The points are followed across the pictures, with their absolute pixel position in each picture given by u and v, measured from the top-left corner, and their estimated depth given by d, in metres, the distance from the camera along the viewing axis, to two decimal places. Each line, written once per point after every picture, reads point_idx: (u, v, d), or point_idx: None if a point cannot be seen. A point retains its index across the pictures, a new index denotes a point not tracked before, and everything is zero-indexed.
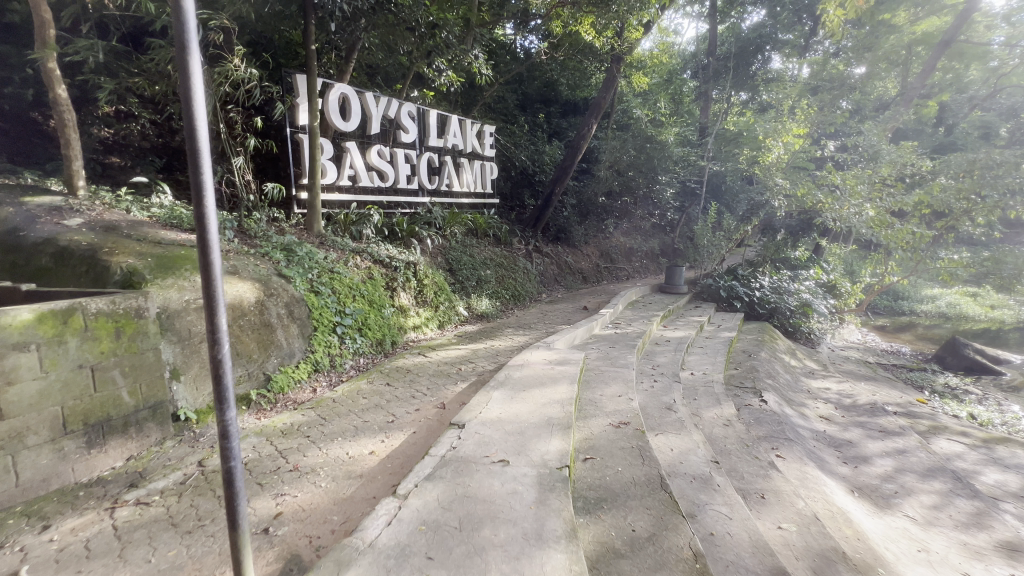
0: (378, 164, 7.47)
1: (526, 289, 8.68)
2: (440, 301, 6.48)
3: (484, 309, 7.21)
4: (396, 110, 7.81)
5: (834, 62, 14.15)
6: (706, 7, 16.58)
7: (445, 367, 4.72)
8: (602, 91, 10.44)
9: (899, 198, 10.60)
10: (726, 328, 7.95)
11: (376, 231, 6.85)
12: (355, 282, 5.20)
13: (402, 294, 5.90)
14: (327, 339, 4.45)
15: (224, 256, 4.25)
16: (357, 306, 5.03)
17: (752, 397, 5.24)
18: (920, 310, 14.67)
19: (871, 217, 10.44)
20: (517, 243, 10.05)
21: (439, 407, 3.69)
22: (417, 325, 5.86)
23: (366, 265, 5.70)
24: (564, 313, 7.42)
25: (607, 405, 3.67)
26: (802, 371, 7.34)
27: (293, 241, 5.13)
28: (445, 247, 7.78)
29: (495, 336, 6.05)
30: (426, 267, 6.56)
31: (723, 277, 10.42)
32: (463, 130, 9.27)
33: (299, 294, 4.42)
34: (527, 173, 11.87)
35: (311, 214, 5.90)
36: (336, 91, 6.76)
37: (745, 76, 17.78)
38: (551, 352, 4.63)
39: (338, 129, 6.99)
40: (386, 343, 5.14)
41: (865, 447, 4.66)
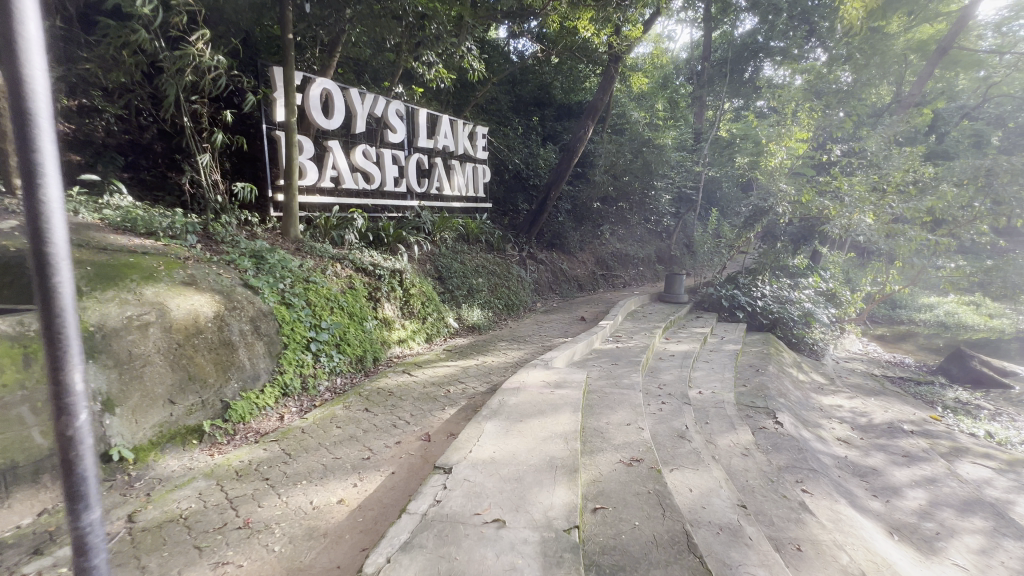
0: (363, 165, 7.04)
1: (520, 297, 8.24)
2: (428, 312, 6.01)
3: (476, 320, 6.74)
4: (383, 108, 7.39)
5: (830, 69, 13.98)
6: (699, 13, 16.42)
7: (432, 387, 4.26)
8: (599, 93, 10.21)
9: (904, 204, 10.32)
10: (730, 341, 7.56)
11: (359, 237, 6.38)
12: (333, 292, 4.72)
13: (386, 304, 5.43)
14: (298, 357, 3.96)
15: (181, 265, 3.75)
16: (336, 319, 4.55)
17: (767, 419, 4.84)
18: (918, 319, 14.48)
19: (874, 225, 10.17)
20: (510, 250, 9.59)
21: (424, 439, 3.22)
22: (402, 340, 5.38)
23: (346, 274, 5.23)
24: (561, 325, 7.00)
25: (614, 436, 3.22)
26: (811, 387, 6.97)
27: (264, 247, 4.66)
28: (434, 253, 7.31)
29: (487, 351, 5.59)
30: (413, 276, 6.09)
31: (723, 285, 10.06)
32: (454, 131, 8.87)
33: (268, 306, 3.94)
34: (521, 177, 11.47)
35: (287, 218, 5.43)
36: (318, 86, 6.35)
37: (738, 83, 17.66)
38: (550, 371, 4.17)
39: (320, 127, 6.56)
40: (366, 360, 4.66)
41: (892, 476, 4.27)
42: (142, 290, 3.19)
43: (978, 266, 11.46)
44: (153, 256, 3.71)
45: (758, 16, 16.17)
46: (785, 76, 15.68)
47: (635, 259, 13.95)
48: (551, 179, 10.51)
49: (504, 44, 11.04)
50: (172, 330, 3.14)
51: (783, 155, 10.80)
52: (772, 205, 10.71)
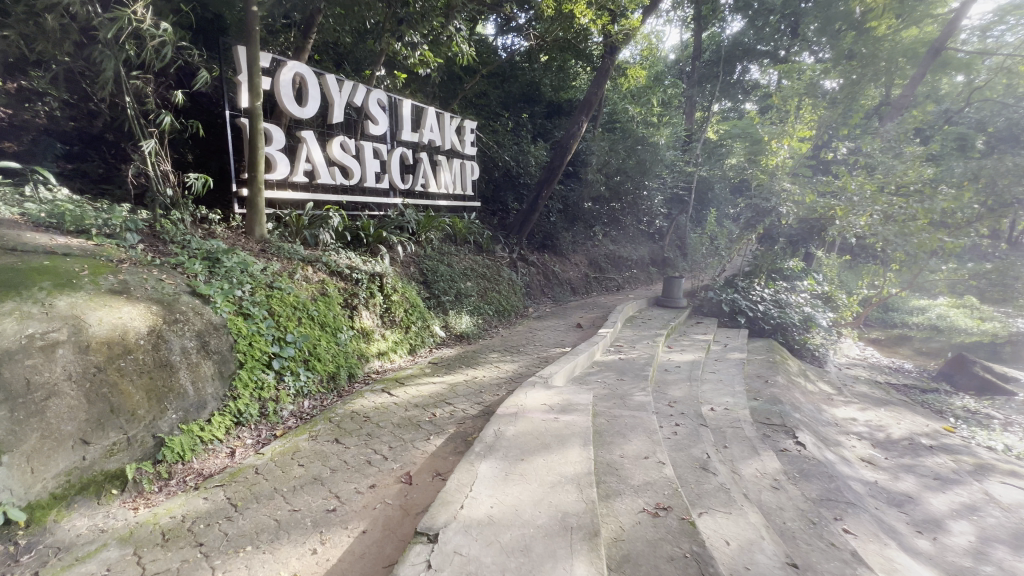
0: (341, 158, 6.46)
1: (512, 302, 7.69)
2: (412, 320, 5.43)
3: (464, 328, 6.17)
4: (363, 97, 6.81)
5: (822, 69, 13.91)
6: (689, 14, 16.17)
7: (416, 409, 3.70)
8: (594, 86, 9.84)
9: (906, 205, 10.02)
10: (735, 349, 7.12)
11: (336, 236, 5.76)
12: (301, 300, 4.13)
13: (365, 312, 4.85)
14: (256, 377, 3.37)
15: (112, 269, 3.13)
16: (305, 331, 3.97)
17: (787, 439, 4.39)
18: (911, 323, 14.30)
19: (875, 227, 9.90)
20: (500, 251, 9.05)
21: (404, 482, 2.66)
22: (382, 352, 4.80)
23: (318, 279, 4.64)
24: (556, 333, 6.48)
25: (632, 475, 2.71)
26: (822, 397, 6.56)
27: (221, 247, 4.05)
28: (419, 255, 6.74)
29: (478, 363, 5.04)
30: (395, 280, 5.51)
31: (723, 289, 9.65)
32: (441, 125, 8.31)
33: (220, 318, 3.35)
34: (511, 175, 10.96)
35: (252, 215, 4.83)
36: (290, 70, 5.75)
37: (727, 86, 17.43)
38: (552, 392, 3.63)
39: (292, 116, 5.97)
40: (340, 377, 4.08)
41: (931, 505, 3.84)
42: (55, 302, 2.58)
43: (977, 269, 11.33)
44: (77, 257, 3.07)
45: (747, 19, 15.96)
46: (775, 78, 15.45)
47: (628, 262, 13.48)
48: (543, 177, 10.00)
49: (493, 40, 10.60)
50: (90, 351, 2.53)
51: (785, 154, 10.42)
52: (774, 206, 10.34)
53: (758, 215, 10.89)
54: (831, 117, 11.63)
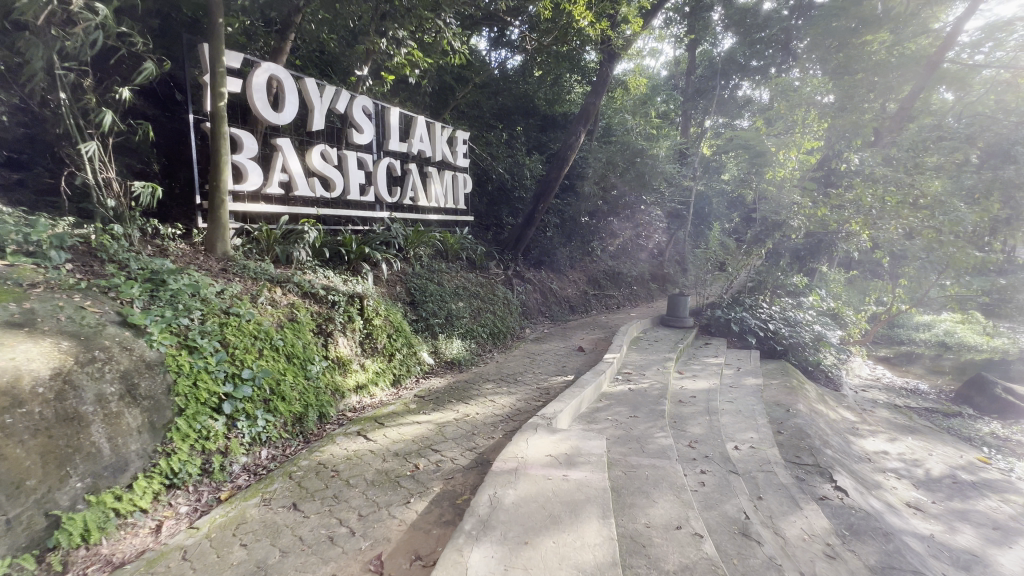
0: (321, 168, 5.95)
1: (507, 324, 7.10)
2: (396, 347, 4.82)
3: (456, 354, 5.56)
4: (346, 103, 6.34)
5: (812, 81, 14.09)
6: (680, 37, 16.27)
7: (397, 459, 3.10)
8: (592, 96, 9.50)
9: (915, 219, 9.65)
10: (750, 373, 6.57)
11: (313, 253, 5.20)
12: (264, 328, 3.55)
13: (342, 339, 4.27)
14: (200, 425, 2.77)
15: (17, 295, 2.54)
16: (268, 366, 3.40)
17: (826, 484, 3.84)
18: (918, 340, 13.85)
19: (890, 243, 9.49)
20: (494, 268, 8.50)
21: (374, 571, 2.06)
22: (360, 385, 4.20)
23: (288, 302, 4.07)
24: (557, 358, 5.91)
25: (665, 556, 2.14)
26: (847, 427, 6.00)
27: (170, 266, 3.49)
28: (406, 273, 6.18)
29: (470, 396, 4.44)
30: (378, 302, 4.93)
31: (729, 307, 9.15)
32: (431, 134, 7.85)
33: (156, 354, 2.77)
34: (505, 188, 10.51)
35: (214, 229, 4.28)
36: (263, 72, 5.26)
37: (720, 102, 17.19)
38: (557, 437, 3.07)
39: (268, 123, 5.48)
40: (308, 419, 3.48)
41: (1002, 566, 3.29)
42: None
43: (989, 285, 10.93)
44: None
45: (739, 35, 15.85)
46: (768, 94, 15.22)
47: (628, 278, 12.92)
48: (539, 191, 9.54)
49: (486, 55, 10.33)
50: None
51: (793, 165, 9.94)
52: (785, 219, 9.79)
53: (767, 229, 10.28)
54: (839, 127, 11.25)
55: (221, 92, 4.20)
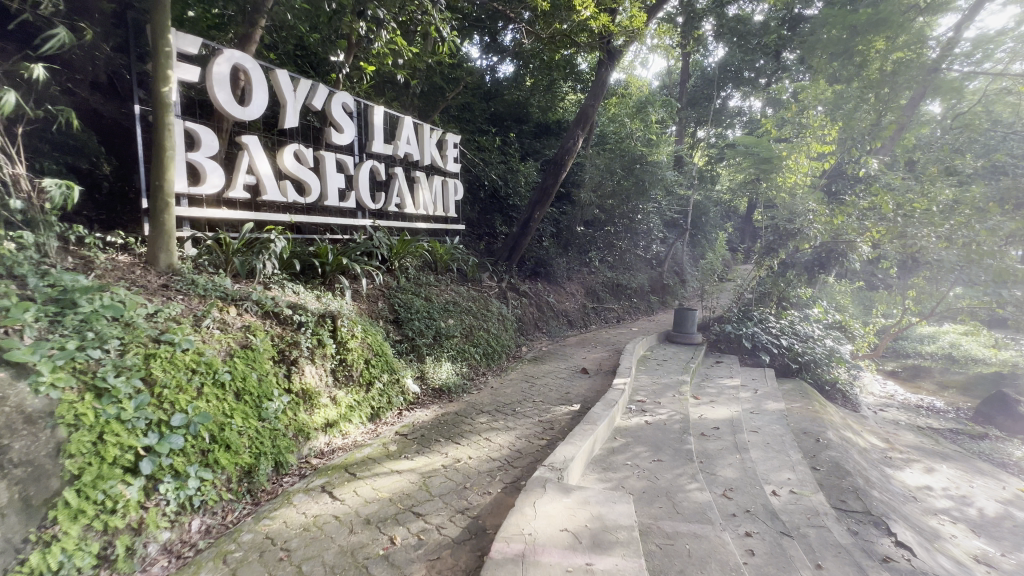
0: (295, 170, 5.32)
1: (502, 342, 6.44)
2: (375, 374, 4.15)
3: (445, 379, 4.89)
4: (324, 99, 5.74)
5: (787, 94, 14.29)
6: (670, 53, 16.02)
7: (368, 530, 2.43)
8: (591, 99, 9.00)
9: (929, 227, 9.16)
10: (770, 397, 5.96)
11: (281, 265, 4.55)
12: (206, 359, 2.88)
13: (309, 368, 3.59)
14: (103, 494, 2.10)
15: None
16: (209, 407, 2.73)
17: (887, 539, 3.24)
18: (924, 353, 13.31)
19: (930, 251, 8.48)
20: (487, 281, 7.86)
21: None
22: (330, 423, 3.53)
23: (243, 324, 3.41)
24: (559, 381, 5.28)
25: None
26: (880, 457, 5.41)
27: (87, 282, 2.81)
28: (389, 287, 5.52)
29: (462, 433, 3.77)
30: (354, 321, 4.26)
31: (738, 322, 8.57)
32: (419, 136, 7.26)
33: (44, 402, 2.09)
34: (498, 196, 9.93)
35: (158, 239, 3.60)
36: (226, 60, 4.63)
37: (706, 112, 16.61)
38: (574, 498, 2.43)
39: (233, 118, 4.85)
40: (259, 473, 2.81)
41: None
42: None
43: None
44: None
45: (728, 47, 15.48)
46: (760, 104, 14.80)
47: (629, 289, 12.31)
48: (535, 198, 8.97)
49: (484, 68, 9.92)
50: None
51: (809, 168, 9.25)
52: (799, 227, 9.27)
53: (780, 237, 9.73)
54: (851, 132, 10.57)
55: (168, 77, 3.56)
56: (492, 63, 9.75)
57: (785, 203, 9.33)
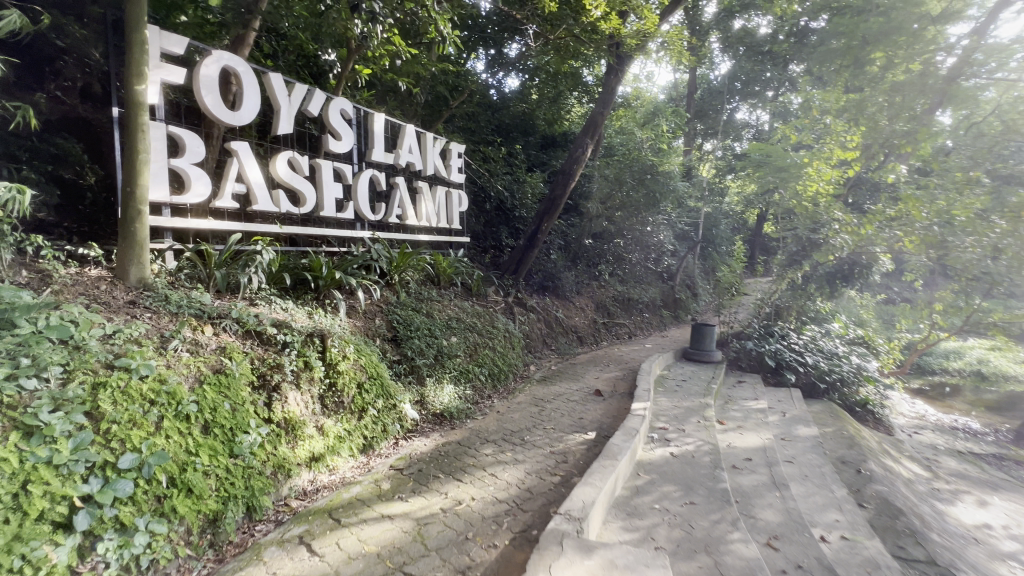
0: (288, 179, 5.00)
1: (508, 362, 6.02)
2: (369, 399, 3.74)
3: (447, 404, 4.47)
4: (321, 106, 5.47)
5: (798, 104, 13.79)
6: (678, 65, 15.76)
7: None
8: (600, 105, 8.67)
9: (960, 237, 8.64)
10: (800, 421, 5.48)
11: (269, 279, 4.20)
12: (168, 388, 2.49)
13: (293, 395, 3.21)
14: (22, 560, 1.71)
15: None
16: (168, 445, 2.34)
17: None
18: (951, 369, 12.55)
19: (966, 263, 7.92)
20: (493, 296, 7.48)
21: None
22: (316, 457, 3.12)
23: (218, 346, 3.04)
24: (571, 405, 4.85)
25: None
26: (927, 489, 4.89)
27: (35, 299, 2.46)
28: (388, 303, 5.14)
29: (464, 468, 3.34)
30: (346, 341, 3.88)
31: (758, 338, 8.09)
32: (421, 145, 6.97)
33: None
34: (504, 208, 9.60)
35: (128, 250, 3.25)
36: (215, 62, 4.36)
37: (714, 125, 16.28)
38: (600, 561, 2.01)
39: (222, 124, 4.56)
40: (226, 521, 2.41)
41: None
42: None
43: None
44: None
45: (734, 59, 15.19)
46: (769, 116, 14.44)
47: (641, 304, 11.84)
48: (542, 209, 8.61)
49: (494, 85, 9.83)
50: None
51: (832, 176, 8.81)
52: (825, 238, 8.78)
53: (802, 248, 9.26)
54: (876, 137, 9.53)
55: (143, 74, 3.23)
56: (499, 76, 9.61)
57: (808, 211, 8.94)
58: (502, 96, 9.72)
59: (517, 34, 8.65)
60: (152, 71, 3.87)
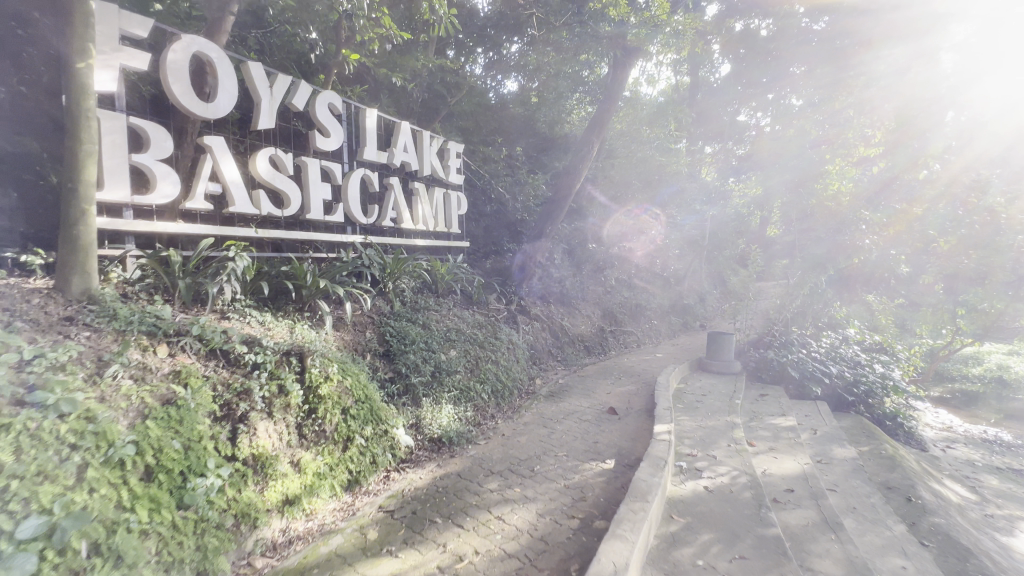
0: (270, 178, 4.53)
1: (511, 377, 5.52)
2: (356, 427, 3.24)
3: (446, 427, 3.98)
4: (307, 100, 5.02)
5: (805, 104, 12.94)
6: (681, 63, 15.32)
7: None
8: (607, 101, 8.19)
9: (994, 237, 8.09)
10: (834, 440, 4.99)
11: (243, 288, 3.72)
12: (96, 428, 1.99)
13: (264, 426, 2.72)
14: None
15: None
16: (92, 501, 1.84)
17: None
18: (972, 376, 11.98)
19: None
20: (495, 303, 7.00)
21: None
22: (290, 501, 2.64)
23: (171, 369, 2.56)
24: (585, 425, 4.37)
25: None
26: (980, 517, 4.39)
27: None
28: (380, 315, 4.66)
29: (465, 509, 2.85)
30: (330, 358, 3.39)
31: (778, 347, 7.60)
32: (418, 145, 6.51)
33: None
34: (506, 211, 9.15)
35: (69, 257, 2.76)
36: (185, 47, 3.91)
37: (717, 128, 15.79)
38: None
39: (193, 116, 4.09)
40: None
41: None
42: None
43: None
44: None
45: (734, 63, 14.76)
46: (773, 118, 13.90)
47: (649, 310, 11.34)
48: (546, 212, 8.15)
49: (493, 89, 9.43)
50: None
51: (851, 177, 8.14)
52: (853, 239, 8.25)
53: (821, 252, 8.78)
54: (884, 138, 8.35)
55: (87, 51, 2.76)
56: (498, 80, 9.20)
57: (831, 210, 8.29)
58: (503, 101, 9.30)
59: (516, 34, 8.21)
60: (109, 54, 3.41)
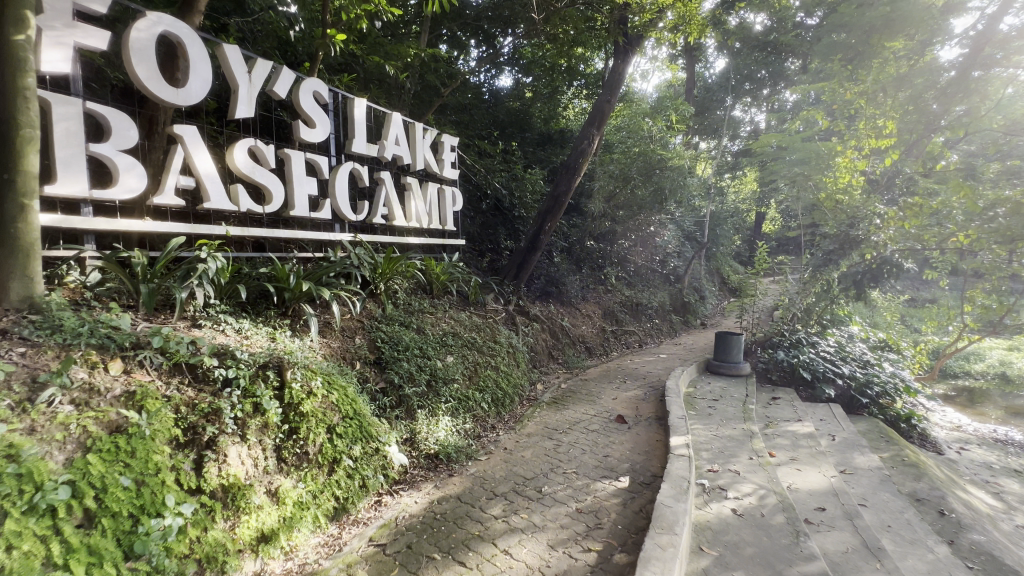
0: (250, 172, 4.16)
1: (512, 383, 5.18)
2: (342, 448, 2.88)
3: (443, 442, 3.66)
4: (290, 87, 4.63)
5: (807, 97, 12.60)
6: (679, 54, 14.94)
7: None
8: (606, 91, 7.77)
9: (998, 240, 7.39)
10: (855, 447, 4.71)
11: (218, 292, 3.36)
12: (13, 470, 1.62)
13: (237, 451, 2.38)
14: None
15: None
16: (9, 562, 1.49)
17: None
18: (975, 373, 11.80)
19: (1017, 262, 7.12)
20: (494, 304, 6.66)
21: None
22: (265, 538, 2.30)
23: (123, 390, 2.20)
24: (594, 436, 4.05)
25: None
26: (1013, 529, 4.13)
27: None
28: (371, 319, 4.31)
29: (465, 543, 2.52)
30: (313, 370, 3.03)
31: (787, 347, 7.32)
32: (410, 137, 6.14)
33: None
34: (502, 207, 8.81)
35: (6, 259, 2.39)
36: (152, 25, 3.50)
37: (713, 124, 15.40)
38: None
39: (163, 102, 3.69)
40: None
41: None
42: None
43: None
44: None
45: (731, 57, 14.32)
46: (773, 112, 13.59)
47: (650, 309, 11.03)
48: (545, 208, 7.80)
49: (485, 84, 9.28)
50: None
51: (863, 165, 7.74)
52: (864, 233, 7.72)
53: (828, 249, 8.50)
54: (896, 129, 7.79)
55: (22, 20, 2.35)
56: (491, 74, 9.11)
57: (843, 205, 7.89)
58: (496, 95, 9.19)
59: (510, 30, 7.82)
60: (61, 30, 2.96)
